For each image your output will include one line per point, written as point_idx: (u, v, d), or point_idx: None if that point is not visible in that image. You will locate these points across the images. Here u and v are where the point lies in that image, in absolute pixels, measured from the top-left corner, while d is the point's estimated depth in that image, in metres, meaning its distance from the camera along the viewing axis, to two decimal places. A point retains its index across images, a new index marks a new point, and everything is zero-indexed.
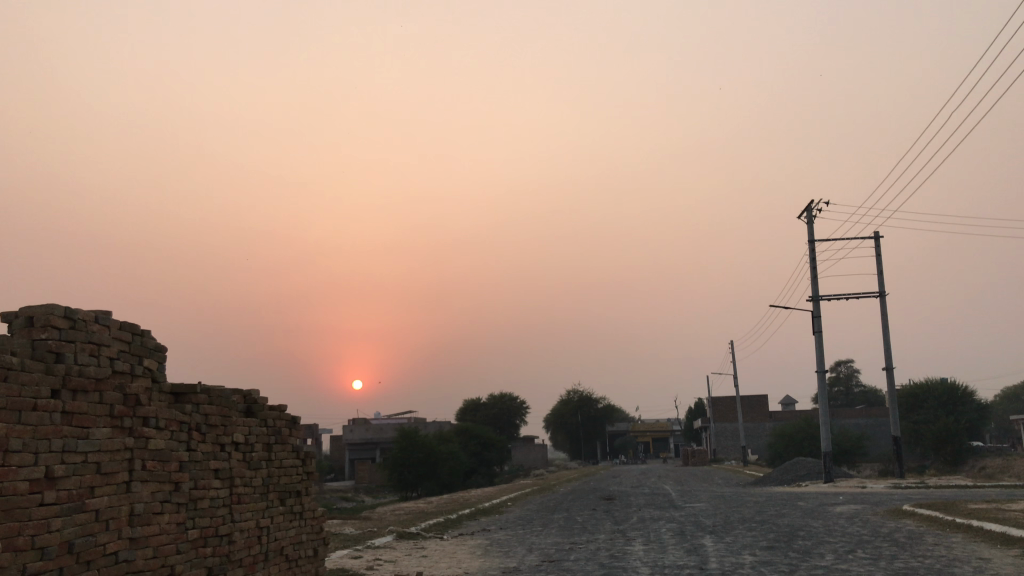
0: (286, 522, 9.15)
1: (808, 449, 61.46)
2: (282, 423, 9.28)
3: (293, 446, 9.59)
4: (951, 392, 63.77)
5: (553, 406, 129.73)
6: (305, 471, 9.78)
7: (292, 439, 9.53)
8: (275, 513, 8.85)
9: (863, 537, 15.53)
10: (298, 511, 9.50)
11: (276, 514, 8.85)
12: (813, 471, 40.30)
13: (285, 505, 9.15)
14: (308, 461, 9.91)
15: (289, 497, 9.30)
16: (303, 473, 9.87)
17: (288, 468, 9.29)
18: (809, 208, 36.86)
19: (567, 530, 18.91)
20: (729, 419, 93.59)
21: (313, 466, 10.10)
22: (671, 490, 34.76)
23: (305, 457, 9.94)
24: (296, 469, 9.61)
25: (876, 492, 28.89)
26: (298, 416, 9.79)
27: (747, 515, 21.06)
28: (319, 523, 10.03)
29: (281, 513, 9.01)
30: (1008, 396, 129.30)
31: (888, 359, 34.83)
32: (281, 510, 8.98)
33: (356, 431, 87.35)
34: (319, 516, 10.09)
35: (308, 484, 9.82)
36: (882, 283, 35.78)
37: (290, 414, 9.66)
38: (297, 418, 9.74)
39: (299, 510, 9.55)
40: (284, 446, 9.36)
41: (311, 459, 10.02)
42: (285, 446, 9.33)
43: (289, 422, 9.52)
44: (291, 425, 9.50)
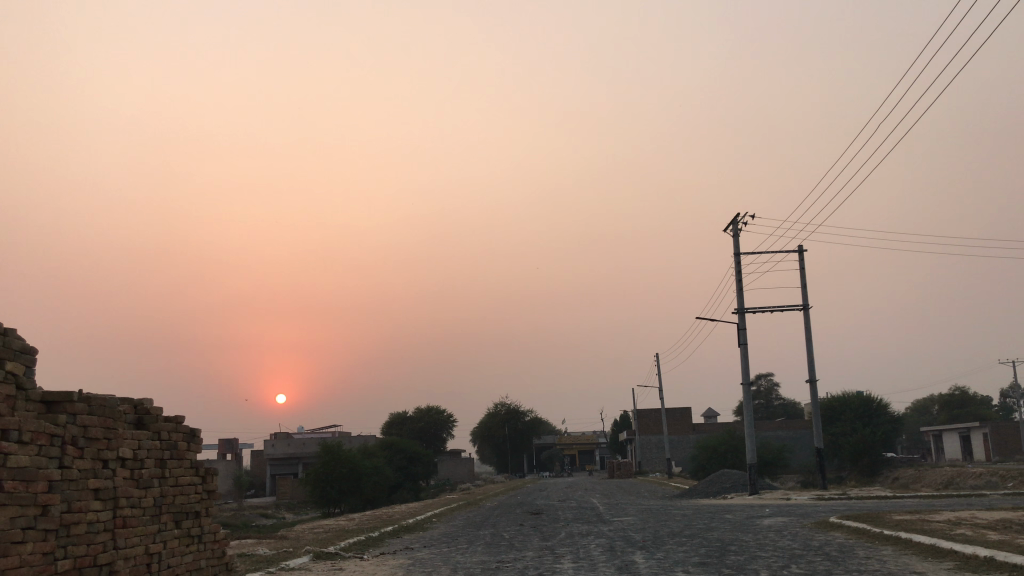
0: (181, 547, 8.20)
1: (731, 462, 62.16)
2: (180, 437, 8.36)
3: (193, 462, 8.65)
4: (866, 405, 65.25)
5: (480, 419, 128.83)
6: (206, 490, 8.87)
7: (190, 454, 8.60)
8: (169, 537, 7.90)
9: (796, 552, 15.21)
10: (196, 534, 8.55)
11: (169, 538, 7.90)
12: (738, 483, 40.51)
13: (181, 528, 8.22)
14: (210, 479, 9.00)
15: (186, 520, 8.36)
16: (203, 492, 8.92)
17: (186, 486, 8.35)
18: (736, 222, 37.25)
19: (493, 547, 18.17)
20: (654, 431, 94.34)
21: (215, 484, 9.17)
22: (600, 503, 34.38)
23: (207, 473, 9.01)
24: (195, 487, 8.66)
25: (801, 504, 29.03)
26: (198, 429, 8.84)
27: (677, 529, 20.67)
28: (222, 547, 9.12)
29: (176, 537, 8.07)
30: (918, 408, 133.93)
31: (811, 371, 35.23)
32: (175, 535, 8.04)
33: (277, 446, 84.85)
34: (223, 538, 9.17)
35: (209, 504, 8.92)
36: (806, 296, 36.29)
37: (189, 427, 8.74)
38: (197, 431, 8.80)
39: (198, 532, 8.61)
40: (182, 461, 8.41)
41: (213, 476, 9.10)
42: (182, 462, 8.40)
43: (187, 436, 8.58)
44: (189, 438, 8.53)
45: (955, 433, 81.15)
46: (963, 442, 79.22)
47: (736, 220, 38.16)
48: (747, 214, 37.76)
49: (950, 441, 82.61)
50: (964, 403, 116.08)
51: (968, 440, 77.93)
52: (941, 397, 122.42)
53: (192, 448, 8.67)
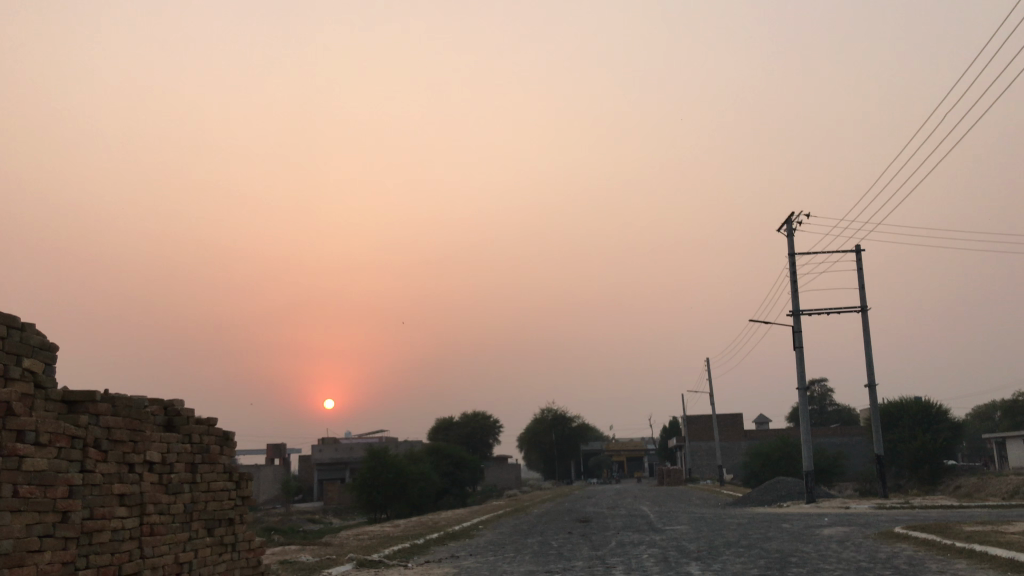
0: (213, 554, 8.31)
1: (784, 469, 60.60)
2: (211, 439, 8.45)
3: (226, 465, 8.74)
4: (925, 411, 63.00)
5: (527, 425, 128.21)
6: (240, 496, 8.95)
7: (222, 457, 8.70)
8: (199, 544, 8.00)
9: (862, 564, 14.32)
10: (230, 541, 8.65)
11: (199, 546, 7.99)
12: (794, 491, 39.30)
13: (213, 536, 8.32)
14: (244, 484, 9.07)
15: (218, 526, 8.45)
16: (238, 496, 8.99)
17: (218, 492, 8.43)
18: (790, 221, 36.22)
19: (541, 556, 17.59)
20: (704, 437, 92.75)
21: (250, 489, 9.25)
22: (650, 511, 33.60)
23: (241, 478, 9.08)
24: (229, 492, 8.76)
25: (861, 513, 27.91)
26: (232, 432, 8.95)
27: (733, 538, 19.84)
28: (257, 555, 9.20)
29: (207, 545, 8.16)
30: (980, 414, 129.58)
31: (870, 376, 33.98)
32: (207, 542, 8.12)
33: (325, 451, 85.35)
34: (258, 544, 9.22)
35: (244, 511, 8.98)
36: (864, 297, 35.05)
37: (222, 430, 8.83)
38: (230, 434, 8.91)
39: (232, 539, 8.69)
40: (215, 465, 8.52)
41: (248, 481, 9.17)
42: (214, 466, 8.49)
43: (219, 439, 8.68)
44: (222, 440, 8.64)
45: (1020, 440, 78.16)
46: None
47: (790, 219, 37.10)
48: (802, 213, 36.68)
49: (1014, 449, 79.67)
50: None
51: None
52: (1004, 403, 118.48)
53: (226, 450, 8.79)
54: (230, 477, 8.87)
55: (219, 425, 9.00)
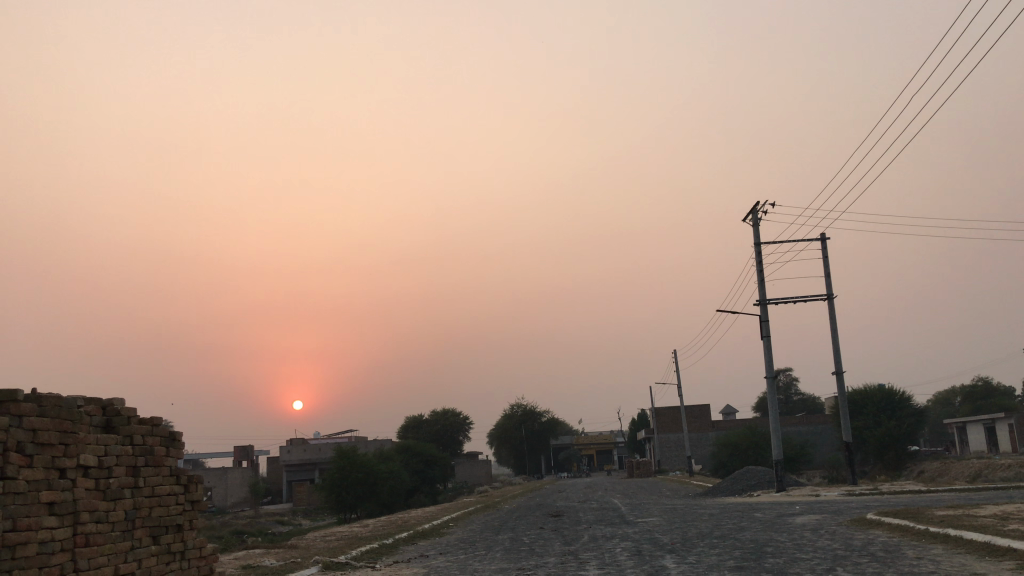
0: (160, 565, 8.11)
1: (753, 459, 60.85)
2: (157, 441, 8.24)
3: (173, 469, 8.55)
4: (888, 398, 63.57)
5: (497, 421, 127.83)
6: (188, 500, 8.69)
7: (169, 459, 8.47)
8: (144, 554, 7.83)
9: (838, 552, 14.07)
10: (179, 550, 8.46)
11: (144, 555, 7.82)
12: (764, 480, 39.35)
13: (159, 544, 8.12)
14: (193, 488, 8.81)
15: (165, 535, 8.24)
16: (186, 501, 8.81)
17: (164, 497, 8.21)
18: (756, 210, 36.22)
19: (513, 553, 17.14)
20: (673, 429, 93.11)
21: (200, 492, 9.06)
22: (621, 504, 33.39)
23: (189, 482, 8.83)
24: (176, 497, 8.57)
25: (831, 499, 27.88)
26: (180, 433, 8.76)
27: (706, 529, 19.60)
28: (209, 563, 8.94)
29: (152, 554, 7.97)
30: (941, 400, 131.63)
31: (837, 362, 34.08)
32: (153, 551, 7.91)
33: (293, 452, 84.26)
34: (209, 552, 8.97)
35: (193, 516, 8.71)
36: (830, 285, 35.14)
37: (169, 431, 8.60)
38: (177, 435, 8.68)
39: (181, 548, 8.51)
40: (160, 467, 8.34)
41: (197, 485, 8.92)
42: (159, 469, 8.26)
43: (166, 441, 8.46)
44: (169, 441, 8.44)
45: (980, 424, 79.43)
46: (989, 434, 77.55)
47: (755, 208, 37.10)
48: (767, 202, 36.67)
49: (974, 433, 80.97)
50: (987, 394, 113.92)
51: (992, 431, 76.25)
52: (964, 389, 120.62)
53: (174, 451, 8.59)
54: (177, 480, 8.69)
55: (166, 427, 8.78)
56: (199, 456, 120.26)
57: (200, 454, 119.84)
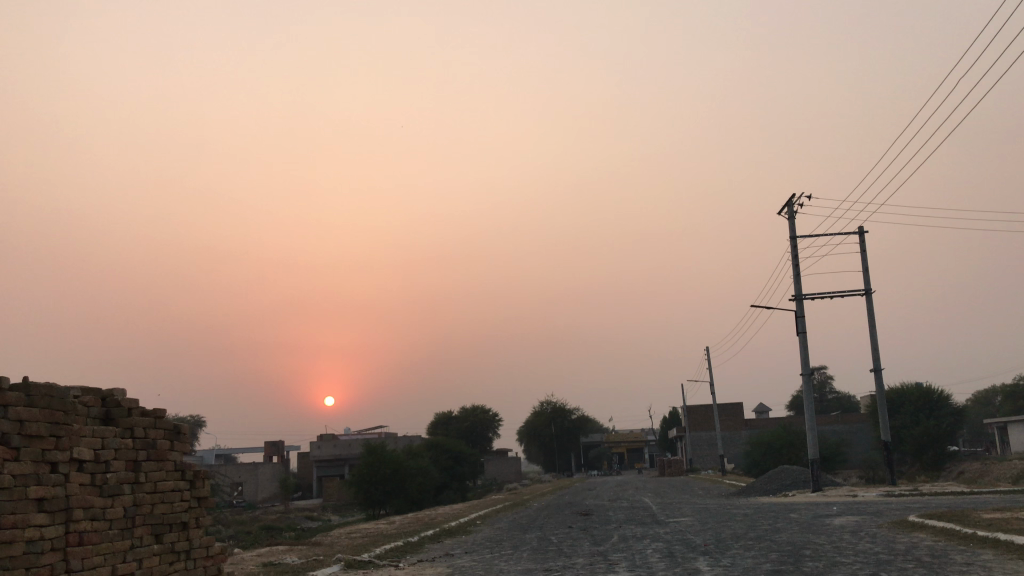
0: (162, 563, 8.32)
1: (787, 458, 59.80)
2: (159, 436, 8.48)
3: (178, 464, 8.84)
4: (926, 397, 62.08)
5: (527, 418, 127.46)
6: (194, 497, 8.99)
7: (174, 455, 8.76)
8: (143, 553, 8.01)
9: (881, 556, 13.41)
10: (184, 549, 8.69)
11: (142, 554, 7.99)
12: (800, 479, 38.48)
13: (162, 542, 8.37)
14: (200, 484, 9.11)
15: (169, 533, 8.50)
16: (192, 498, 9.02)
17: (166, 494, 8.48)
18: (791, 204, 35.40)
19: (540, 552, 16.68)
20: (705, 427, 92.05)
21: (207, 489, 9.28)
22: (652, 503, 32.81)
23: (195, 478, 9.11)
24: (182, 494, 8.79)
25: (870, 501, 27.05)
26: (188, 429, 8.98)
27: (740, 531, 18.98)
28: (217, 559, 9.23)
29: (155, 553, 8.22)
30: (980, 400, 128.83)
31: (875, 359, 33.15)
32: (152, 550, 8.14)
33: (323, 447, 84.57)
34: (216, 549, 9.24)
35: (199, 512, 9.02)
36: (868, 280, 34.24)
37: (175, 425, 8.89)
38: (183, 430, 8.96)
39: (187, 547, 8.73)
40: (164, 462, 8.56)
41: (204, 481, 9.21)
42: (164, 464, 8.55)
43: (170, 435, 8.73)
44: (173, 435, 8.64)
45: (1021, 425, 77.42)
46: None
47: (791, 201, 36.23)
48: (803, 194, 35.79)
49: (1015, 433, 79.04)
50: None
51: None
52: (1004, 388, 118.01)
53: (179, 447, 8.79)
54: (183, 476, 8.90)
55: (174, 422, 9.07)
56: (232, 451, 121.33)
57: (233, 449, 120.94)
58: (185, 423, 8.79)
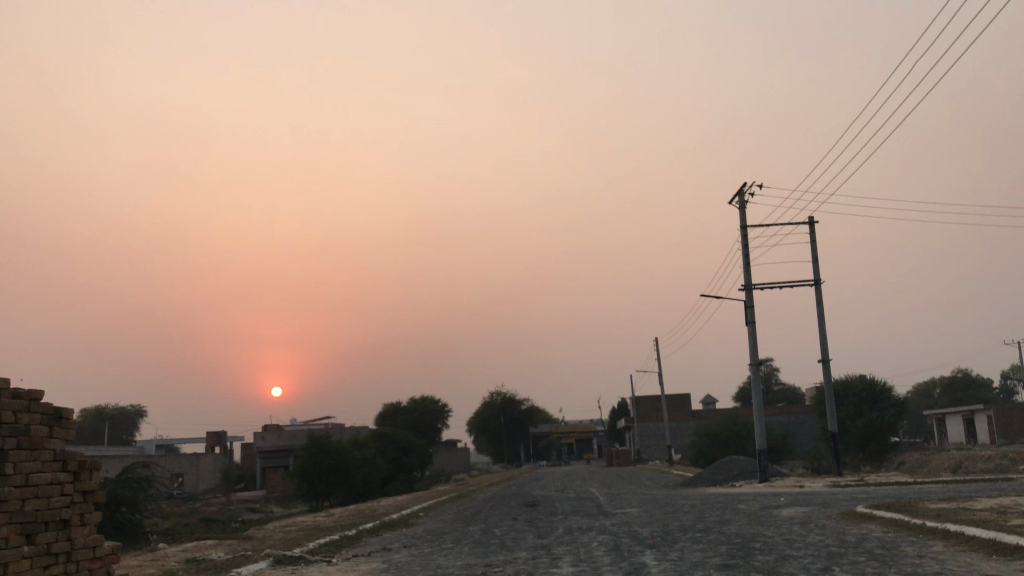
0: (35, 565, 7.53)
1: (733, 449, 60.17)
2: (32, 424, 7.62)
3: (57, 455, 8.00)
4: (868, 389, 62.86)
5: (476, 409, 126.86)
6: (77, 490, 8.17)
7: (51, 446, 7.91)
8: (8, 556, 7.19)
9: (832, 549, 12.95)
10: (63, 549, 7.91)
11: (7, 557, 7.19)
12: (747, 470, 38.47)
13: (35, 544, 7.53)
14: (84, 475, 8.28)
15: (44, 533, 7.67)
16: (76, 491, 8.21)
17: (42, 487, 7.65)
18: (742, 192, 35.19)
19: (481, 546, 15.96)
20: (653, 418, 92.49)
21: (94, 480, 8.51)
22: (599, 493, 32.45)
23: (80, 468, 8.29)
24: (62, 487, 7.98)
25: (816, 491, 26.93)
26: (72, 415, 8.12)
27: (688, 523, 18.51)
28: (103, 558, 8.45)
29: (25, 556, 7.41)
30: (920, 391, 132.04)
31: (824, 350, 33.12)
32: (23, 553, 7.36)
33: (268, 438, 82.79)
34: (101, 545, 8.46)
35: (82, 508, 8.21)
36: (818, 272, 34.18)
37: (58, 411, 8.05)
38: (66, 414, 8.12)
39: (66, 546, 7.96)
40: (40, 451, 7.75)
41: (90, 472, 8.39)
42: (39, 454, 7.71)
43: (50, 421, 7.88)
44: (53, 421, 7.84)
45: (958, 416, 79.19)
46: (967, 425, 77.38)
47: (743, 190, 36.03)
48: (753, 183, 35.62)
49: (952, 424, 80.84)
50: (967, 385, 114.20)
51: (972, 422, 76.08)
52: (943, 380, 120.93)
53: (61, 436, 7.94)
54: (65, 468, 8.08)
55: (56, 405, 8.23)
56: (174, 441, 118.48)
57: (175, 440, 118.12)
58: (68, 412, 7.94)
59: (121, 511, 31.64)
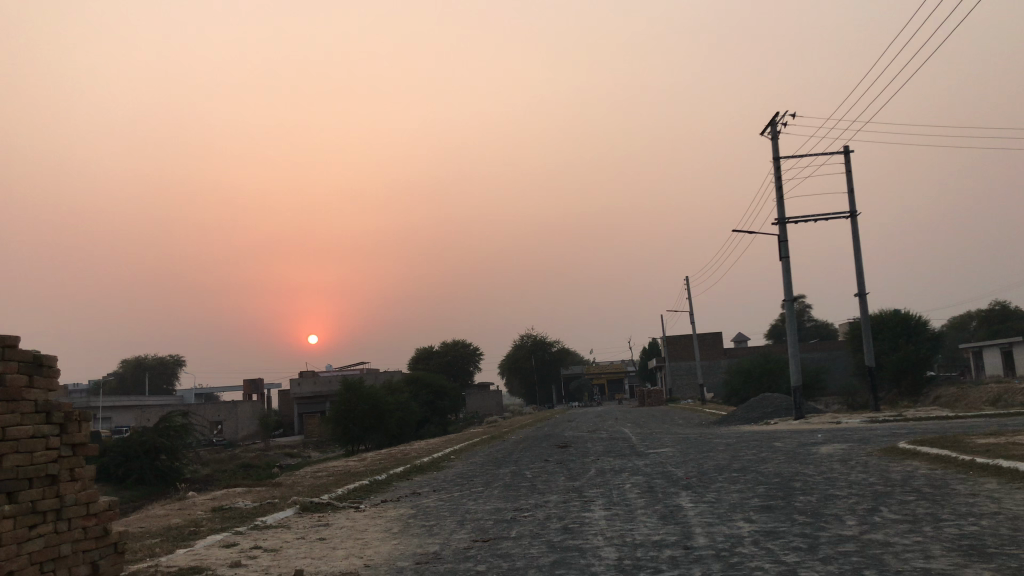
0: (22, 527, 6.68)
1: (767, 386, 59.64)
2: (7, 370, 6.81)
3: (39, 405, 7.21)
4: (905, 322, 61.63)
5: (507, 351, 127.31)
6: (67, 444, 7.40)
7: (32, 394, 7.11)
8: None
9: (877, 488, 12.33)
10: (54, 507, 7.08)
11: None
12: (781, 407, 37.85)
13: (19, 502, 6.69)
14: (72, 428, 7.49)
15: (31, 491, 6.85)
16: (65, 446, 7.42)
17: (22, 441, 6.83)
18: (775, 122, 33.96)
19: (511, 490, 15.56)
20: (685, 357, 92.05)
21: (87, 433, 7.73)
22: (631, 433, 32.11)
23: (68, 421, 7.50)
24: (47, 442, 7.17)
25: (854, 427, 26.30)
26: (57, 361, 7.42)
27: (724, 462, 17.96)
28: (104, 521, 7.64)
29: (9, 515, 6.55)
30: (957, 324, 130.01)
31: (860, 284, 32.18)
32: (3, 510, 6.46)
33: (302, 385, 83.64)
34: (99, 505, 7.64)
35: (73, 465, 7.41)
36: (854, 203, 33.01)
37: (37, 357, 7.26)
38: (49, 361, 7.34)
39: (56, 505, 7.12)
40: (19, 403, 6.95)
41: (80, 423, 7.59)
42: (18, 405, 6.92)
43: (29, 369, 7.12)
44: (31, 367, 7.06)
45: (997, 349, 77.72)
46: (1006, 357, 75.86)
47: (776, 119, 34.76)
48: (787, 112, 34.30)
49: (990, 357, 79.35)
50: (1005, 317, 111.98)
51: (1010, 355, 74.62)
52: (981, 312, 118.73)
53: (43, 379, 7.18)
54: (49, 421, 7.28)
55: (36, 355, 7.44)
56: (212, 390, 120.60)
57: (213, 388, 120.18)
58: (52, 357, 7.26)
59: (160, 459, 31.89)
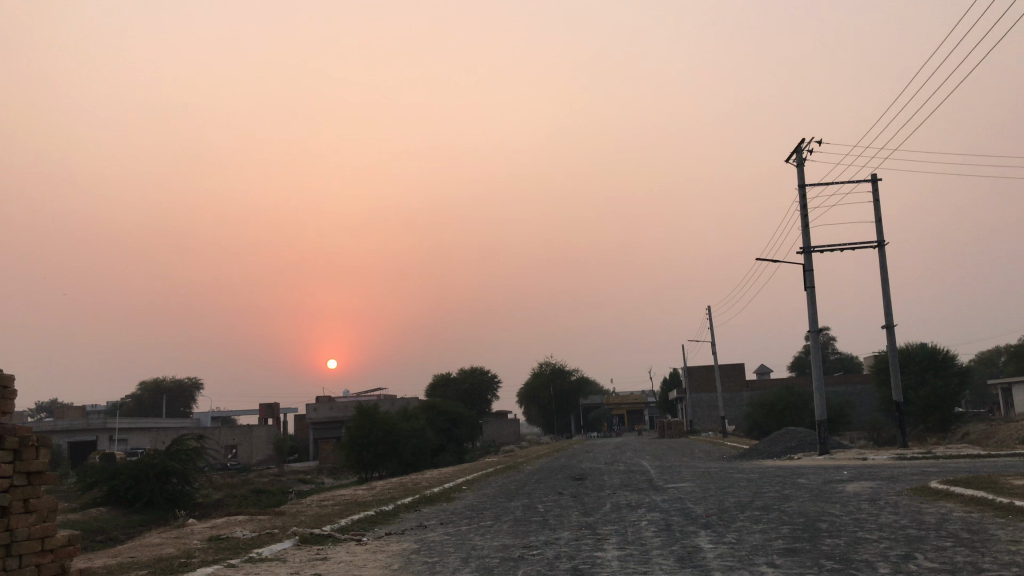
0: None
1: (789, 419, 58.47)
2: None
3: None
4: (931, 356, 60.29)
5: (526, 380, 126.41)
6: (22, 471, 6.94)
7: None
8: None
9: (910, 532, 11.52)
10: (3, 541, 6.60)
11: None
12: (805, 442, 36.83)
13: None
14: (31, 452, 7.04)
15: None
16: (19, 475, 6.97)
17: None
18: (800, 149, 33.34)
19: (522, 525, 14.88)
20: (706, 388, 90.78)
21: (46, 459, 7.28)
22: (650, 466, 31.26)
23: (27, 444, 7.05)
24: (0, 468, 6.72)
25: (881, 464, 25.37)
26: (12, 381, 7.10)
27: (745, 500, 17.16)
28: (63, 556, 7.15)
29: None
30: (984, 360, 127.67)
31: (888, 316, 31.26)
32: None
33: (319, 410, 83.24)
34: (57, 537, 7.15)
35: (27, 496, 6.94)
36: (881, 232, 32.25)
37: None
38: None
39: (6, 539, 6.64)
40: None
41: (41, 448, 7.14)
42: None
43: None
44: None
45: None
46: None
47: (801, 146, 34.12)
48: (812, 140, 33.66)
49: (1019, 393, 77.49)
50: None
51: None
52: (1010, 348, 116.37)
53: None
54: (4, 447, 6.81)
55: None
56: (230, 413, 120.59)
57: (231, 411, 120.23)
58: None
59: (171, 482, 31.46)
